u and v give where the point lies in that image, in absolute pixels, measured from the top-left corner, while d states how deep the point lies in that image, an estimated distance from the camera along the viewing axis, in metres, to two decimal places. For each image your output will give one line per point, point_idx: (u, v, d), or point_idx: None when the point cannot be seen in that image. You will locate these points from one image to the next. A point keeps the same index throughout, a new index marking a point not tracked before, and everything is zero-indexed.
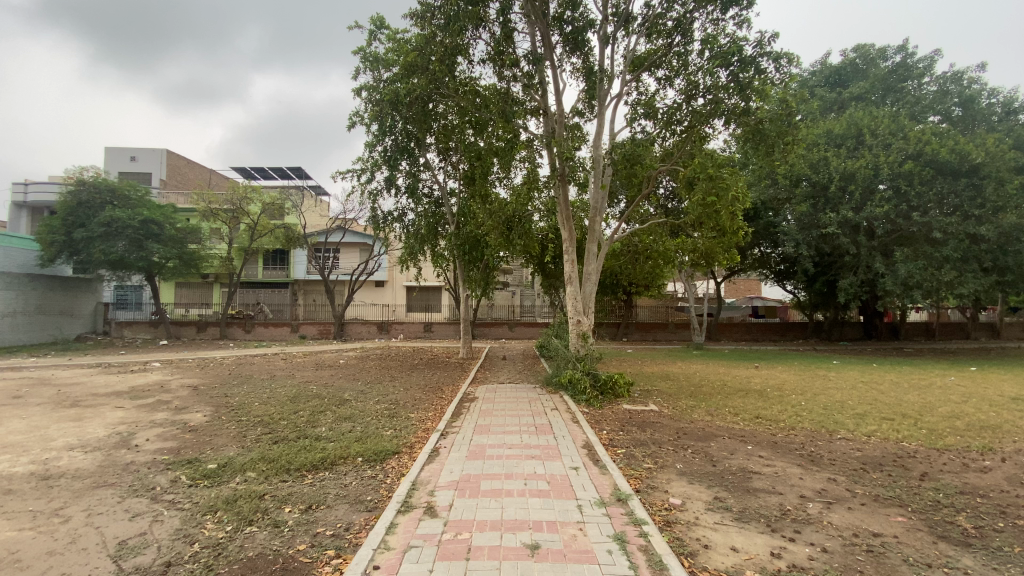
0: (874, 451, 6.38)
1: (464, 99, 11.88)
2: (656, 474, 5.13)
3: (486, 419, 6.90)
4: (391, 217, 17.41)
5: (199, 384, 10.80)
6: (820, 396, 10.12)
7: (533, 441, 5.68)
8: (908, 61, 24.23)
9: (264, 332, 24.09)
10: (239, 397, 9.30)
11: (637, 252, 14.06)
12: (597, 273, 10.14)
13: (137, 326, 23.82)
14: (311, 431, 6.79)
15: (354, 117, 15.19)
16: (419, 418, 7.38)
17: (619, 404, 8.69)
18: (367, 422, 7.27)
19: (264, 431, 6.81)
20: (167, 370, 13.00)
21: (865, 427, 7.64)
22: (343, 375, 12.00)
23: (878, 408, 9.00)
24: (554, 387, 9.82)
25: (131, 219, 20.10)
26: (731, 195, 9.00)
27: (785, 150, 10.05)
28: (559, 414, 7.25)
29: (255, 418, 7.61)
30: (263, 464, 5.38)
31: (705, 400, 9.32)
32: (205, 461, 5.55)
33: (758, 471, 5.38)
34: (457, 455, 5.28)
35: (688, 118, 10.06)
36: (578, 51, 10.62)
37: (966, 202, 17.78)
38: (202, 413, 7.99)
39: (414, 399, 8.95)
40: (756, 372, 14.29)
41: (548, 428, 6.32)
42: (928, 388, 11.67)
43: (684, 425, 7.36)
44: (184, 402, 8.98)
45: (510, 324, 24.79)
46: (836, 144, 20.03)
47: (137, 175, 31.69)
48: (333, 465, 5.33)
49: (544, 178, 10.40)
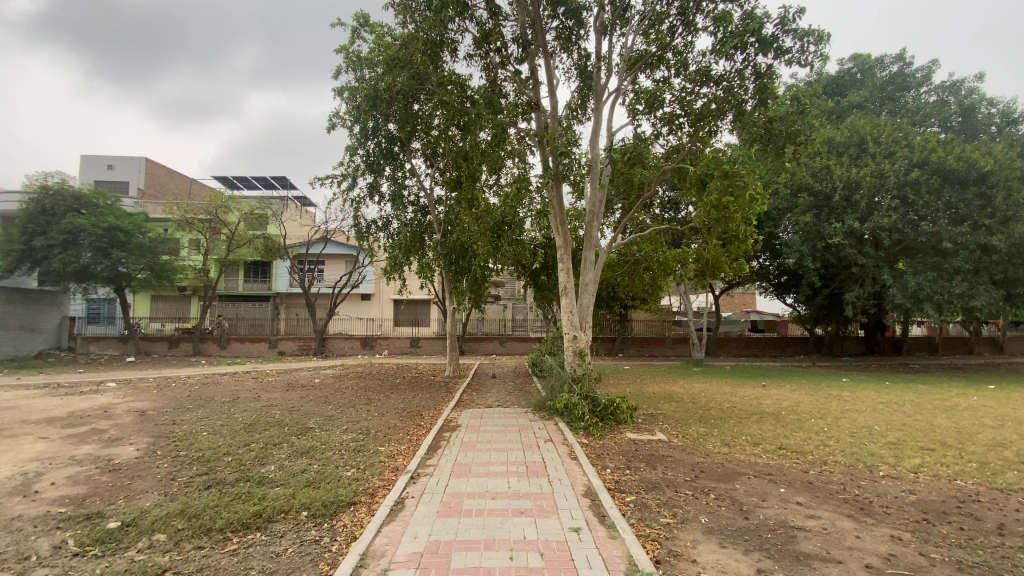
0: (931, 495, 5.33)
1: (449, 95, 10.91)
2: (679, 533, 4.05)
3: (468, 455, 5.80)
4: (376, 226, 16.39)
5: (148, 409, 9.61)
6: (843, 420, 9.10)
7: (522, 488, 4.62)
8: (906, 70, 23.74)
9: (240, 348, 22.86)
10: (186, 425, 8.16)
11: (637, 264, 13.05)
12: (595, 283, 9.15)
13: (104, 342, 22.49)
14: (256, 471, 5.68)
15: (334, 118, 14.06)
16: (389, 454, 6.27)
17: (621, 432, 7.62)
18: (327, 458, 6.16)
19: (200, 472, 5.68)
20: (120, 392, 11.74)
21: (908, 460, 6.60)
22: (311, 398, 10.83)
23: (913, 436, 7.99)
24: (548, 413, 8.72)
25: (94, 227, 18.84)
26: (748, 197, 7.88)
27: (796, 150, 8.95)
28: (554, 448, 6.17)
29: (194, 452, 6.47)
30: (180, 522, 4.27)
31: (717, 427, 8.26)
32: (109, 519, 4.46)
33: (802, 526, 4.32)
34: (425, 510, 4.19)
35: (694, 112, 8.94)
36: (572, 48, 9.79)
37: (976, 212, 16.85)
38: (135, 447, 6.83)
39: (387, 427, 7.82)
40: (765, 391, 13.28)
41: (542, 468, 5.23)
42: (955, 409, 10.69)
43: (700, 459, 6.30)
44: (122, 431, 7.81)
45: (500, 338, 23.77)
46: (838, 152, 19.25)
47: (113, 184, 30.47)
48: (269, 523, 4.22)
49: (537, 178, 9.34)
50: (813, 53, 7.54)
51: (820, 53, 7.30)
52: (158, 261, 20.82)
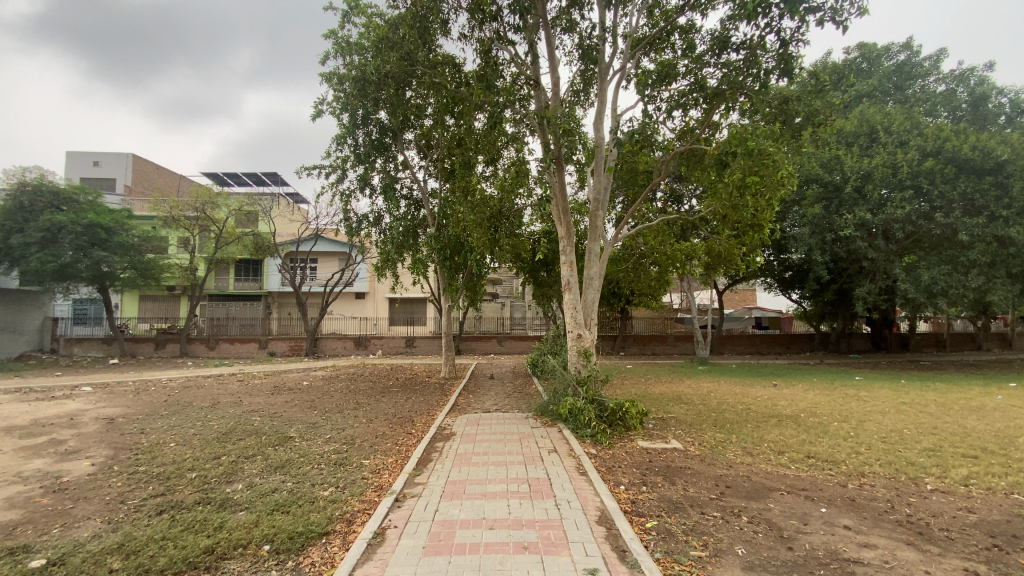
0: (994, 514, 4.67)
1: (440, 76, 10.08)
2: (715, 571, 3.37)
3: (462, 471, 5.10)
4: (367, 221, 15.64)
5: (117, 416, 8.88)
6: (868, 423, 8.45)
7: (525, 514, 3.92)
8: (913, 59, 23.07)
9: (229, 349, 22.19)
10: (155, 434, 7.44)
11: (642, 257, 12.33)
12: (600, 277, 8.45)
13: (87, 344, 21.70)
14: (220, 491, 4.97)
15: (321, 105, 13.24)
16: (373, 469, 5.57)
17: (632, 439, 6.92)
18: (304, 475, 5.46)
19: (155, 492, 4.96)
20: (93, 397, 11.02)
21: (954, 470, 5.95)
22: (297, 402, 10.12)
23: (949, 441, 7.35)
24: (550, 418, 8.01)
25: (73, 223, 18.09)
26: (775, 176, 7.12)
27: (815, 131, 8.24)
28: (559, 461, 5.49)
29: (155, 468, 5.76)
30: (115, 562, 3.56)
31: (735, 433, 7.57)
32: (36, 554, 3.76)
33: (859, 557, 3.65)
34: (409, 546, 3.49)
35: (708, 90, 8.22)
36: (574, 28, 9.19)
37: (993, 203, 16.11)
38: (92, 461, 6.13)
39: (375, 436, 7.13)
40: (777, 390, 12.64)
41: (546, 488, 4.52)
42: (982, 409, 10.03)
43: (723, 472, 5.62)
44: (81, 442, 7.09)
45: (498, 338, 23.11)
46: (848, 142, 18.69)
47: (99, 180, 29.67)
48: (222, 561, 3.51)
49: (537, 164, 8.66)
50: (849, 9, 6.80)
51: (857, 10, 6.61)
52: (143, 260, 20.10)
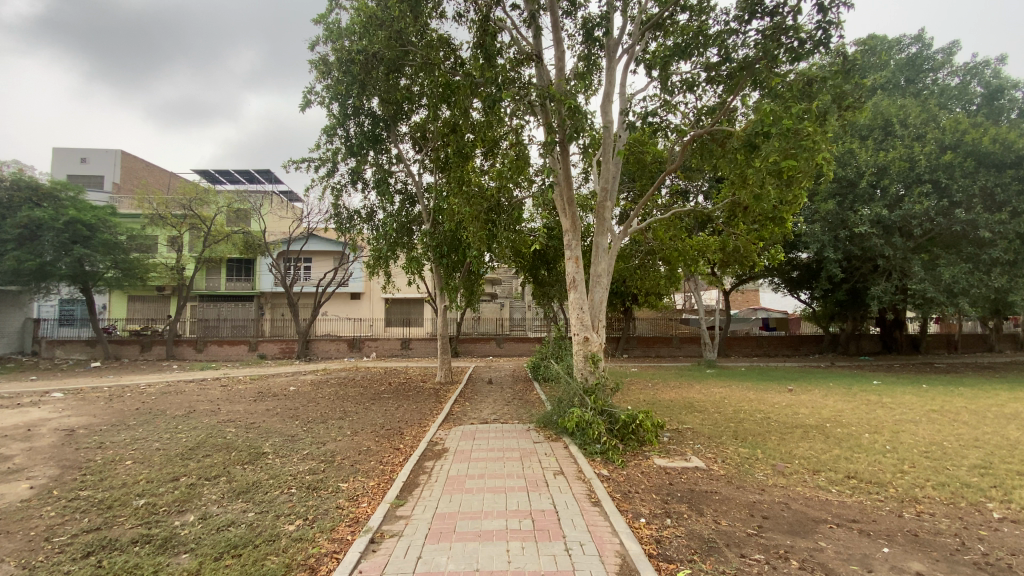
0: None
1: (431, 57, 9.20)
2: None
3: (454, 501, 4.31)
4: (359, 216, 14.82)
5: (78, 428, 8.09)
6: (902, 434, 7.69)
7: (528, 564, 3.15)
8: (925, 51, 22.34)
9: (217, 351, 21.36)
10: (113, 450, 6.68)
11: (650, 254, 11.55)
12: (609, 275, 7.66)
13: (70, 346, 20.87)
14: (169, 524, 4.21)
15: (309, 94, 12.45)
16: (352, 494, 4.82)
17: (646, 456, 6.16)
18: (271, 501, 4.70)
19: (90, 527, 4.19)
20: (59, 404, 10.21)
21: (1016, 492, 5.18)
22: (279, 411, 9.33)
23: (998, 455, 6.58)
24: (554, 431, 7.24)
25: (53, 220, 17.32)
26: (811, 160, 6.35)
27: (841, 115, 7.51)
28: (568, 486, 4.72)
29: (99, 494, 4.98)
30: None
31: (760, 447, 6.80)
32: None
33: None
34: None
35: (733, 66, 7.48)
36: (576, 11, 8.49)
37: (1015, 198, 15.30)
38: (30, 484, 5.36)
39: (358, 452, 6.36)
40: (793, 396, 11.88)
41: (554, 525, 3.75)
42: (1019, 417, 9.28)
43: (756, 497, 4.86)
44: (29, 459, 6.32)
45: (498, 339, 22.35)
46: (861, 136, 17.90)
47: (88, 178, 28.95)
48: None
49: (540, 149, 7.86)
50: None
51: None
52: (126, 258, 19.30)
